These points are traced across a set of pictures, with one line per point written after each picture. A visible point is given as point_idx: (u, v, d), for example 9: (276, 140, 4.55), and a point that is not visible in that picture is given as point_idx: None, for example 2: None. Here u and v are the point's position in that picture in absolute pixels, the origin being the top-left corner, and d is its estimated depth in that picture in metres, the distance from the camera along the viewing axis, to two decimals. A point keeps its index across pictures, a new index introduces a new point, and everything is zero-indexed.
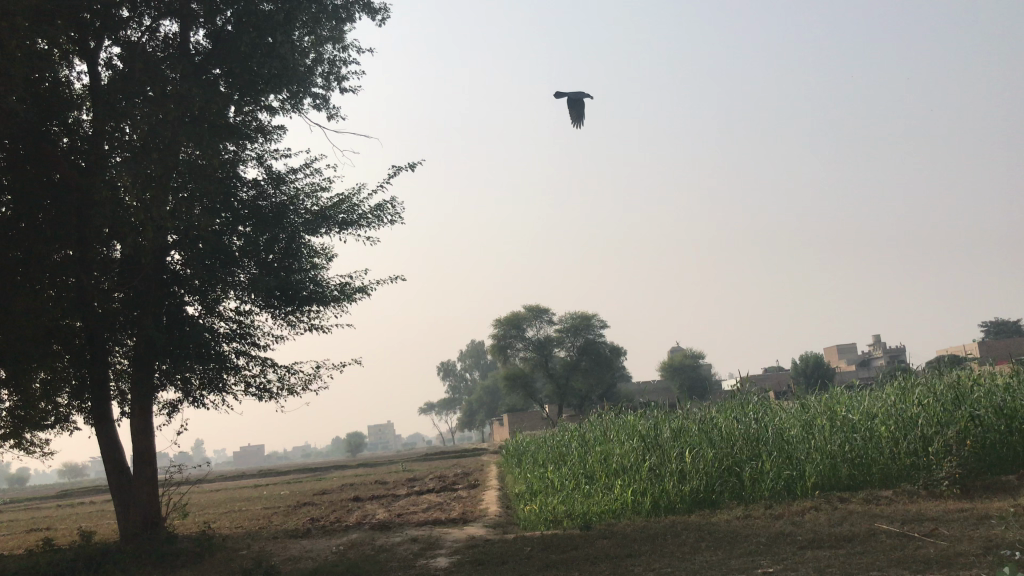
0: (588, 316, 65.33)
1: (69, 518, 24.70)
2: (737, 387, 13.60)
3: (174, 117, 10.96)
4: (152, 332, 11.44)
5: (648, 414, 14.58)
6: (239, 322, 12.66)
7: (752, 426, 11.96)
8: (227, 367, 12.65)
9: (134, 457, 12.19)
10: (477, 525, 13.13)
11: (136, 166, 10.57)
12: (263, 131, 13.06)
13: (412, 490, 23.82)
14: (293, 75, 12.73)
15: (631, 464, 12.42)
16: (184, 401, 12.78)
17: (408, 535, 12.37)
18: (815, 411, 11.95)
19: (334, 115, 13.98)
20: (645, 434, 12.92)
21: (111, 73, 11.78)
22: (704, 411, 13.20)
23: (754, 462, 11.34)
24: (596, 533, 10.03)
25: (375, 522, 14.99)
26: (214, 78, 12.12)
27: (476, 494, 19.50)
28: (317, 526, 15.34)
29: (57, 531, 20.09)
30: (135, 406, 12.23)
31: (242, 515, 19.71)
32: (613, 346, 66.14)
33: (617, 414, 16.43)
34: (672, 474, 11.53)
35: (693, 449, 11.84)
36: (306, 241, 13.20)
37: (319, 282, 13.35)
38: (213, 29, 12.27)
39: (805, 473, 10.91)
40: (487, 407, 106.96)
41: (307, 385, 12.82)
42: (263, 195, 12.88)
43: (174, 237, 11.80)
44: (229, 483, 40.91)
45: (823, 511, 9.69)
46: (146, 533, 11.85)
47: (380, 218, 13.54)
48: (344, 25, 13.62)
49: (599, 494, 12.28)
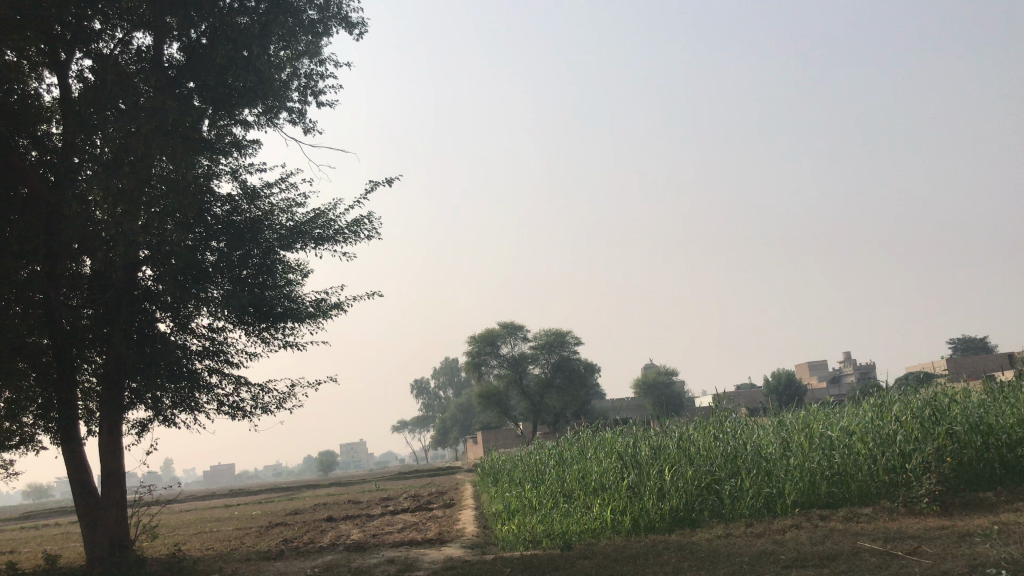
0: (563, 333, 65.37)
1: (35, 540, 24.21)
2: (715, 404, 13.54)
3: (146, 130, 10.79)
4: (123, 350, 11.17)
5: (626, 432, 14.47)
6: (212, 339, 12.42)
7: (730, 444, 11.91)
8: (199, 385, 12.39)
9: (102, 478, 11.87)
10: (454, 545, 12.94)
11: (107, 180, 10.35)
12: (237, 145, 12.91)
13: (385, 510, 23.49)
14: (269, 89, 12.57)
15: (610, 482, 12.32)
16: (155, 420, 12.49)
17: (384, 556, 12.13)
18: (794, 428, 11.88)
19: (310, 129, 13.84)
20: (624, 452, 12.81)
21: (82, 86, 11.60)
22: (682, 428, 13.10)
23: (734, 480, 11.27)
24: (576, 554, 9.89)
25: (350, 543, 14.74)
26: (188, 92, 11.93)
27: (451, 514, 19.22)
28: (291, 548, 15.04)
29: (22, 554, 19.60)
30: (103, 426, 11.92)
31: (214, 536, 19.32)
32: (587, 363, 66.10)
33: (595, 431, 16.27)
34: (652, 492, 11.45)
35: (672, 467, 11.74)
36: (281, 257, 13.01)
37: (294, 298, 13.15)
38: (188, 42, 12.10)
39: (784, 491, 10.84)
40: (461, 425, 106.40)
41: (281, 404, 12.60)
42: (238, 210, 12.70)
43: (146, 253, 11.55)
44: (198, 503, 40.25)
45: (804, 530, 9.63)
46: (114, 556, 11.54)
47: (357, 234, 13.39)
48: (321, 39, 13.51)
49: (578, 513, 12.17)
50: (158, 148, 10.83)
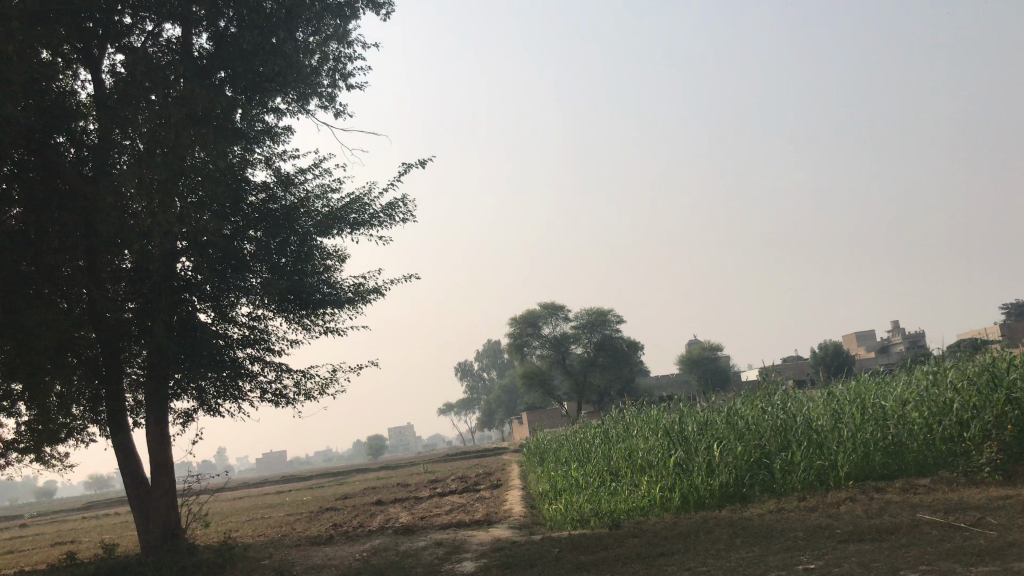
0: (604, 312, 64.57)
1: (91, 530, 24.76)
2: (762, 376, 13.24)
3: (177, 121, 10.73)
4: (164, 341, 11.21)
5: (672, 408, 14.23)
6: (253, 328, 12.45)
7: (779, 416, 11.61)
8: (243, 374, 12.43)
9: (152, 469, 12.01)
10: (502, 527, 12.86)
11: (141, 172, 10.34)
12: (270, 133, 12.90)
13: (433, 492, 23.58)
14: (299, 75, 12.52)
15: (657, 459, 12.14)
16: (200, 410, 12.58)
17: (432, 539, 12.11)
18: (844, 398, 11.51)
19: (341, 113, 13.75)
20: (671, 428, 12.58)
21: (115, 80, 11.62)
22: (728, 402, 12.79)
23: (784, 454, 11.00)
24: (625, 533, 9.74)
25: (398, 526, 14.76)
26: (219, 82, 11.82)
27: (498, 495, 19.18)
28: (340, 532, 15.11)
29: (82, 543, 20.12)
30: (149, 418, 12.04)
31: (264, 522, 19.54)
32: (630, 341, 65.64)
33: (640, 409, 16.05)
34: (700, 468, 11.26)
35: (720, 442, 11.50)
36: (318, 243, 12.98)
37: (333, 284, 13.15)
38: (216, 32, 11.95)
39: (838, 463, 10.54)
40: (506, 406, 106.69)
41: (324, 389, 12.61)
42: (273, 198, 12.69)
43: (184, 244, 11.59)
44: (249, 490, 40.85)
45: (859, 503, 9.36)
46: (166, 545, 11.67)
47: (392, 217, 13.31)
48: (349, 22, 13.41)
49: (626, 491, 12.03)
50: (191, 137, 10.81)
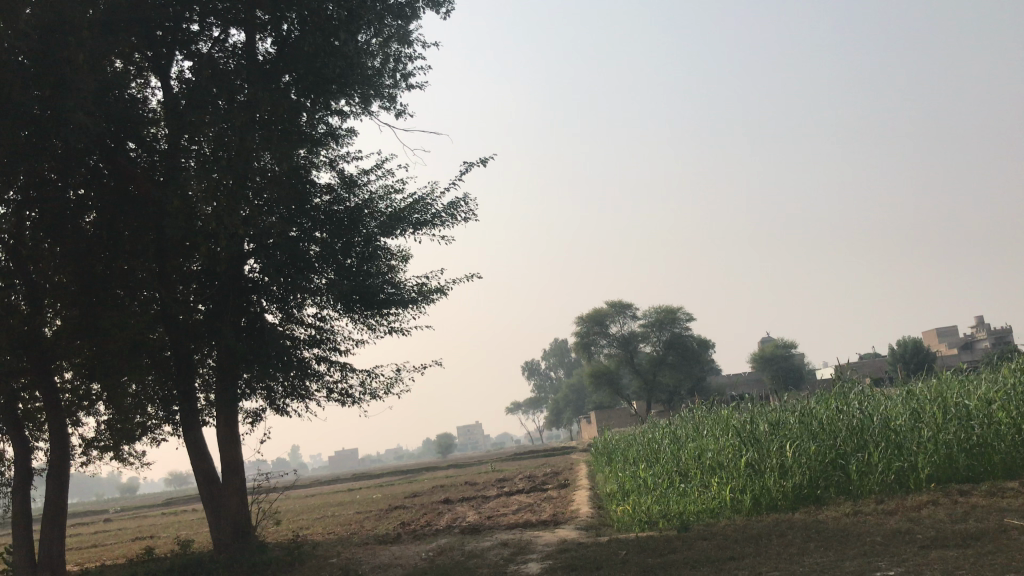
0: (672, 310, 63.72)
1: (169, 526, 25.42)
2: (836, 374, 12.77)
3: (242, 125, 10.84)
4: (232, 342, 11.39)
5: (743, 407, 13.84)
6: (319, 328, 12.58)
7: (854, 415, 11.15)
8: (309, 374, 12.57)
9: (222, 467, 12.22)
10: (568, 527, 12.71)
11: (207, 175, 10.51)
12: (333, 135, 13.00)
13: (501, 491, 23.56)
14: (361, 76, 12.57)
15: (727, 460, 11.82)
16: (268, 410, 12.76)
17: (498, 539, 12.05)
18: (925, 397, 11.00)
19: (402, 113, 13.79)
20: (741, 427, 12.22)
21: (183, 86, 11.84)
22: (802, 401, 12.34)
23: (860, 455, 10.58)
24: (694, 536, 9.48)
25: (465, 525, 14.73)
26: (283, 85, 11.88)
27: (566, 495, 19.01)
28: (406, 531, 15.16)
29: (160, 539, 20.67)
30: (220, 417, 12.25)
31: (334, 520, 19.76)
32: (699, 339, 64.64)
33: (709, 408, 15.69)
34: (772, 469, 10.93)
35: (793, 441, 11.11)
36: (382, 243, 13.04)
37: (397, 284, 13.19)
38: (280, 36, 12.01)
39: (918, 465, 10.09)
40: (573, 405, 106.33)
41: (388, 389, 12.66)
42: (338, 200, 12.79)
43: (251, 246, 11.76)
44: (321, 488, 41.55)
45: (942, 506, 8.93)
46: (237, 542, 11.86)
47: (454, 216, 13.28)
48: (409, 23, 13.42)
49: (695, 492, 11.77)
50: (256, 140, 10.92)
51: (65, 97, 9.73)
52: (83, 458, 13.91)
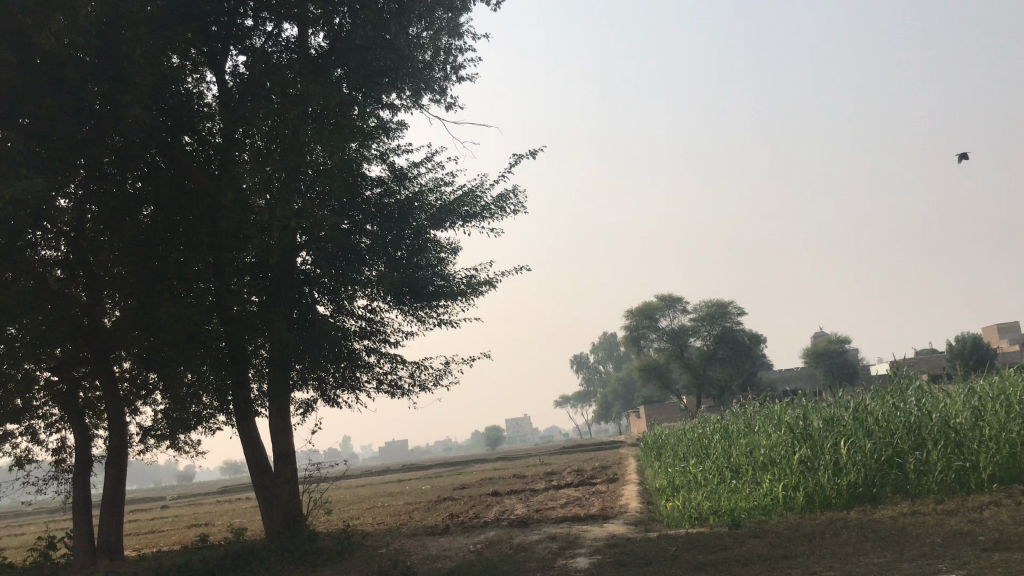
0: (723, 304, 62.97)
1: (224, 514, 25.92)
2: (894, 370, 12.45)
3: (294, 118, 10.93)
4: (284, 333, 11.53)
5: (796, 403, 13.58)
6: (370, 320, 12.68)
7: (912, 412, 10.85)
8: (360, 366, 12.68)
9: (274, 457, 12.39)
10: (617, 522, 12.63)
11: (260, 168, 10.63)
12: (385, 128, 13.08)
13: (549, 484, 23.53)
14: (412, 69, 12.61)
15: (780, 457, 11.62)
16: (320, 400, 12.90)
17: (546, 533, 12.01)
18: (987, 395, 10.64)
19: (453, 106, 13.81)
20: (795, 424, 11.99)
21: (238, 80, 12.00)
22: (857, 397, 12.04)
23: (919, 453, 10.29)
24: (746, 533, 9.34)
25: (513, 518, 14.72)
26: (335, 79, 11.96)
27: (615, 489, 18.90)
28: (455, 523, 15.21)
29: (215, 527, 21.09)
30: (272, 408, 12.43)
31: (385, 511, 19.94)
32: (751, 333, 63.74)
33: (761, 403, 15.44)
34: (827, 466, 10.71)
35: (848, 439, 10.86)
36: (432, 236, 13.08)
37: (446, 276, 13.21)
38: (332, 29, 12.09)
39: (980, 464, 9.79)
40: (622, 399, 105.81)
41: (438, 381, 12.71)
42: (388, 192, 12.87)
43: (303, 239, 11.90)
44: (371, 478, 42.01)
45: (1005, 507, 8.65)
46: (289, 532, 12.04)
47: (503, 209, 13.25)
48: (460, 15, 13.42)
49: (747, 489, 11.60)
50: (307, 133, 11.00)
51: (124, 92, 9.92)
52: (141, 447, 14.25)
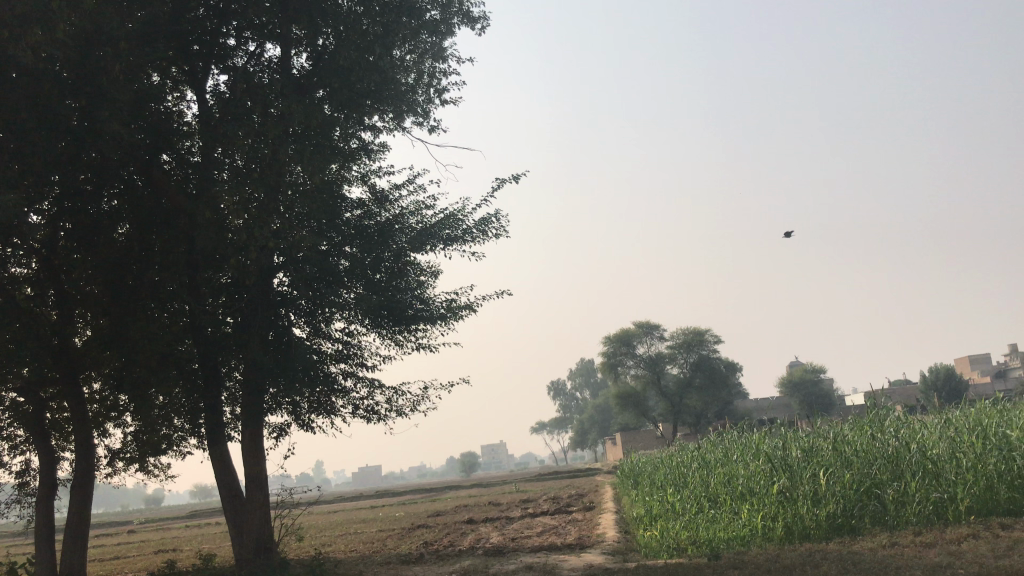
0: (701, 332, 63.19)
1: (193, 540, 25.39)
2: (872, 400, 12.43)
3: (275, 137, 10.83)
4: (259, 355, 11.34)
5: (774, 432, 13.53)
6: (347, 343, 12.53)
7: (890, 442, 10.82)
8: (335, 390, 12.50)
9: (246, 482, 12.14)
10: (594, 552, 12.46)
11: (238, 186, 10.50)
12: (366, 150, 13.01)
13: (526, 512, 23.29)
14: (394, 91, 12.57)
15: (758, 486, 11.54)
16: (294, 425, 12.69)
17: (522, 562, 11.82)
18: (963, 426, 10.64)
19: (436, 129, 13.79)
20: (773, 453, 11.92)
21: (218, 99, 11.89)
22: (835, 426, 11.99)
23: (897, 484, 10.26)
24: (725, 564, 9.23)
25: (489, 547, 14.50)
26: (317, 99, 11.89)
27: (592, 518, 18.71)
28: (430, 551, 14.96)
29: (183, 552, 20.64)
30: (245, 431, 12.20)
31: (358, 538, 19.60)
32: (728, 362, 63.93)
33: (739, 432, 15.37)
34: (806, 497, 10.63)
35: (827, 469, 10.80)
36: (412, 259, 12.97)
37: (426, 300, 13.10)
38: (315, 50, 12.04)
39: (957, 496, 9.76)
40: (599, 426, 105.56)
41: (415, 406, 12.57)
42: (369, 214, 12.77)
43: (281, 260, 11.76)
44: (344, 504, 41.42)
45: (983, 540, 8.61)
46: (259, 559, 11.76)
47: (485, 233, 13.19)
48: (444, 38, 13.42)
49: (725, 519, 11.52)
50: (287, 153, 10.90)
51: (101, 108, 9.79)
52: (108, 470, 13.92)
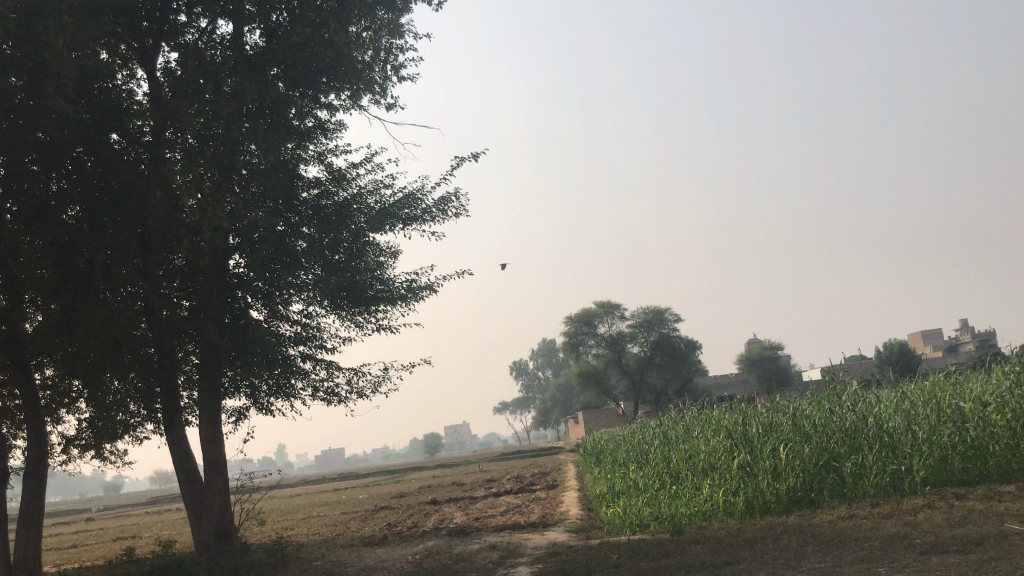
0: (661, 310, 63.68)
1: (151, 526, 25.05)
2: (829, 374, 12.56)
3: (227, 115, 10.56)
4: (215, 338, 11.14)
5: (733, 408, 13.62)
6: (305, 326, 12.35)
7: (848, 417, 10.93)
8: (295, 372, 12.34)
9: (205, 467, 11.95)
10: (558, 530, 12.49)
11: (190, 166, 10.23)
12: (323, 129, 12.78)
13: (489, 491, 23.33)
14: (351, 68, 12.32)
15: (720, 462, 11.63)
16: (253, 408, 12.51)
17: (486, 542, 11.82)
18: (917, 399, 10.78)
19: (393, 107, 13.58)
20: (733, 429, 12.00)
21: (169, 77, 11.54)
22: (794, 401, 12.12)
23: (855, 457, 10.39)
24: (688, 539, 9.28)
25: (452, 527, 14.47)
26: (272, 77, 11.62)
27: (554, 496, 18.76)
28: (393, 533, 14.90)
29: (142, 540, 20.34)
30: (203, 416, 12.00)
31: (320, 521, 19.44)
32: (688, 340, 64.51)
33: (700, 408, 15.47)
34: (766, 471, 10.75)
35: (786, 444, 10.91)
36: (371, 239, 12.81)
37: (386, 281, 12.95)
38: (269, 26, 11.74)
39: (913, 468, 9.91)
40: (561, 405, 106.13)
41: (376, 388, 12.46)
42: (326, 194, 12.56)
43: (236, 242, 11.52)
44: (306, 487, 41.14)
45: (939, 510, 8.77)
46: (219, 544, 11.59)
47: (445, 213, 13.05)
48: (401, 14, 13.18)
49: (687, 495, 11.61)
50: (240, 132, 10.63)
51: (45, 84, 9.44)
52: (63, 457, 13.63)
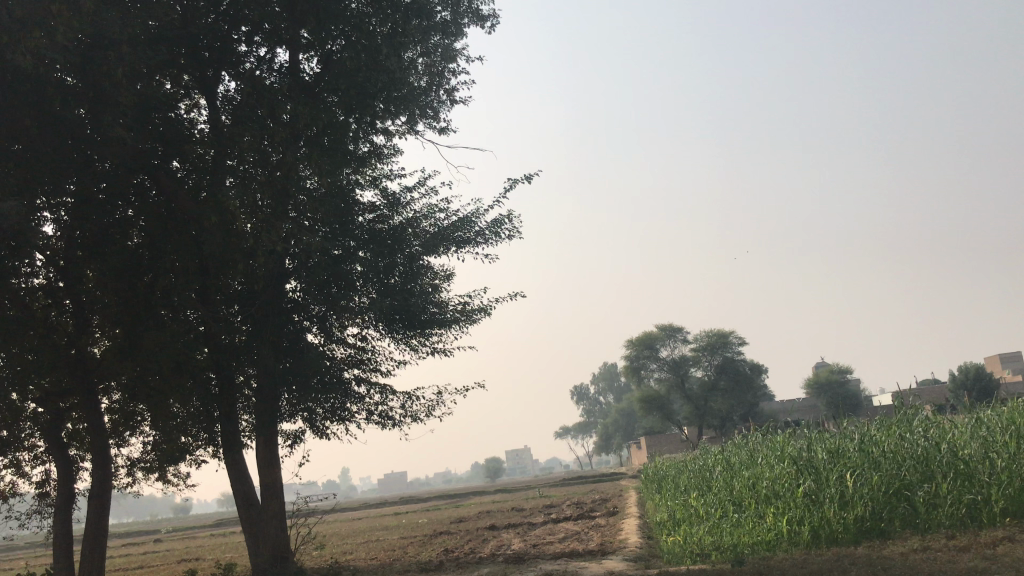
0: (724, 334, 62.59)
1: (215, 548, 25.39)
2: (898, 399, 12.02)
3: (281, 141, 10.68)
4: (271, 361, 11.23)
5: (799, 433, 13.15)
6: (360, 349, 12.41)
7: (919, 443, 10.39)
8: (350, 396, 12.39)
9: (262, 491, 12.02)
10: (616, 558, 12.18)
11: (245, 191, 10.35)
12: (378, 154, 12.90)
13: (549, 517, 23.04)
14: (404, 93, 12.40)
15: (783, 490, 11.21)
16: (310, 432, 12.57)
17: (541, 569, 11.56)
18: (994, 425, 10.20)
19: (447, 131, 13.66)
20: (798, 456, 11.57)
21: (228, 105, 11.74)
22: (861, 427, 11.62)
23: (926, 485, 9.87)
24: (750, 570, 8.93)
25: (509, 554, 14.24)
26: (327, 104, 11.75)
27: (615, 523, 18.38)
28: (450, 559, 14.74)
29: (206, 562, 20.60)
30: (260, 438, 12.10)
31: (380, 545, 19.41)
32: (752, 363, 63.13)
33: (764, 433, 15.00)
34: (832, 499, 10.31)
35: (853, 471, 10.38)
36: (425, 262, 12.83)
37: (440, 303, 12.95)
38: (324, 53, 11.87)
39: (991, 497, 9.39)
40: (623, 431, 104.88)
41: (430, 411, 12.41)
42: (381, 218, 12.64)
43: (292, 266, 11.65)
44: (367, 510, 41.32)
45: (1019, 543, 8.26)
46: (275, 568, 11.61)
47: (498, 234, 13.02)
48: (454, 38, 13.24)
49: (750, 523, 11.23)
50: (294, 157, 10.74)
51: (108, 114, 9.67)
52: (128, 479, 13.88)
